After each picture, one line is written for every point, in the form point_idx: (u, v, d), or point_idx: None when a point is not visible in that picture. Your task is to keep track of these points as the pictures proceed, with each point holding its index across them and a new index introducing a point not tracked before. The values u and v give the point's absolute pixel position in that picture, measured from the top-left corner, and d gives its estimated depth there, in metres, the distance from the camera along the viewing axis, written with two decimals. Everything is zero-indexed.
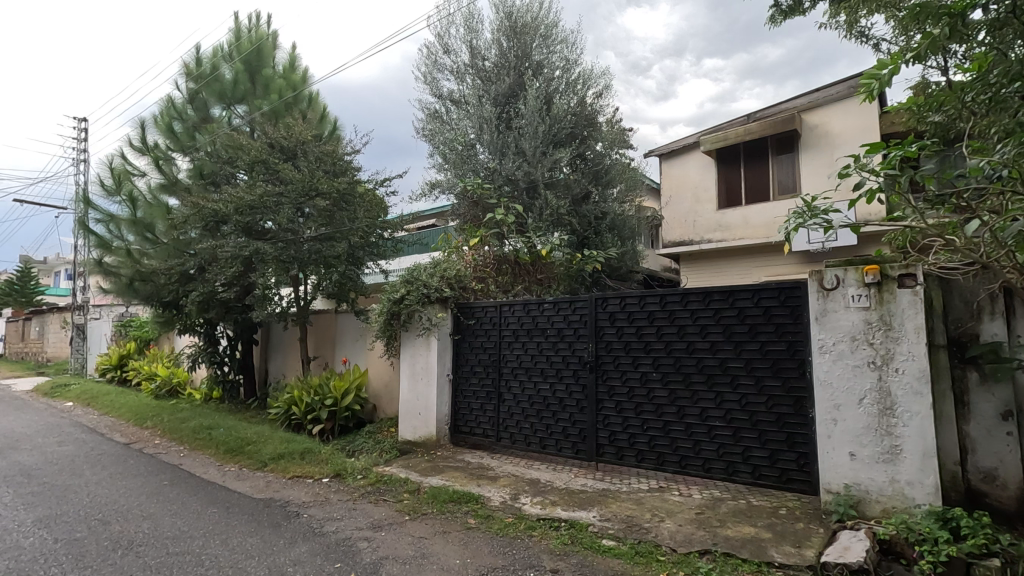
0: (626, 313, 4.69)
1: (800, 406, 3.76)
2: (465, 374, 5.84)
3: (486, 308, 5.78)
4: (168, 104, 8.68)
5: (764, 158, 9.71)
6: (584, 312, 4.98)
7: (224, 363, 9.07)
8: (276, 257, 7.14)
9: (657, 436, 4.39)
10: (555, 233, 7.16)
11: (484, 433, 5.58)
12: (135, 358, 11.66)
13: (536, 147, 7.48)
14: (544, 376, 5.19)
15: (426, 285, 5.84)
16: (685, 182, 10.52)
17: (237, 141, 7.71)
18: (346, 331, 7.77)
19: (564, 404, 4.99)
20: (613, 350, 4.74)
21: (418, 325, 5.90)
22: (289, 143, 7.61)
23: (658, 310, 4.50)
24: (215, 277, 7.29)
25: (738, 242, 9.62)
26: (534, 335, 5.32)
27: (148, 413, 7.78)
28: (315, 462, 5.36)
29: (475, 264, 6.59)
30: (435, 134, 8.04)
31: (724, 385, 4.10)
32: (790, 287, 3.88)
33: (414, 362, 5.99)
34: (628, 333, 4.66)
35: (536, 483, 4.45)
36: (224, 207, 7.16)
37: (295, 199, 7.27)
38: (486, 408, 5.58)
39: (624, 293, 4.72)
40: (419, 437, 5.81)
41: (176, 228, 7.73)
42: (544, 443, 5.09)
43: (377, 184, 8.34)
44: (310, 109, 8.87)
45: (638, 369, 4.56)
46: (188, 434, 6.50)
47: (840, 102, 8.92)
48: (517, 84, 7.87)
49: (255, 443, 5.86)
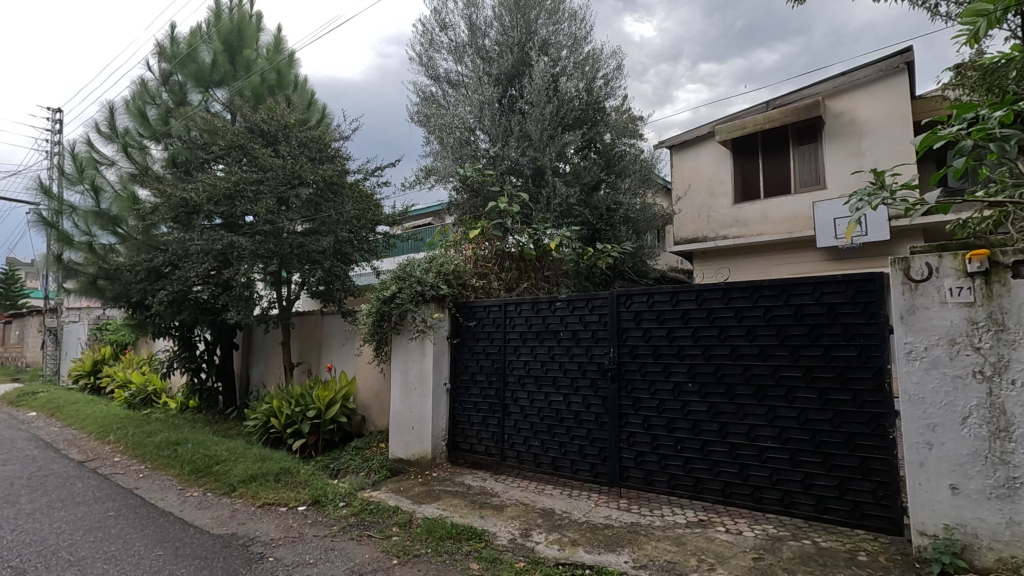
0: (654, 313, 4.00)
1: (876, 425, 3.07)
2: (465, 383, 5.13)
3: (488, 307, 5.08)
4: (141, 88, 7.99)
5: (784, 148, 9.07)
6: (603, 312, 4.29)
7: (202, 370, 8.35)
8: (253, 252, 6.43)
9: (694, 458, 3.69)
10: (564, 227, 6.49)
11: (486, 451, 4.87)
12: (110, 364, 10.92)
13: (543, 131, 6.79)
14: (556, 387, 4.48)
15: (420, 282, 5.16)
16: (697, 175, 9.85)
17: (213, 125, 7.00)
18: (332, 335, 7.05)
19: (580, 419, 4.29)
20: (638, 356, 4.04)
21: (411, 328, 5.22)
22: (268, 126, 6.88)
23: (694, 309, 3.81)
24: (185, 275, 6.54)
25: (757, 238, 8.97)
26: (544, 339, 4.63)
27: (114, 425, 7.04)
28: (292, 486, 4.64)
29: (476, 258, 5.92)
30: (431, 119, 7.35)
31: (778, 399, 3.41)
32: (860, 279, 3.19)
33: (406, 370, 5.29)
34: (657, 336, 3.96)
35: (549, 515, 3.74)
36: (195, 196, 6.42)
37: (275, 187, 6.55)
38: (489, 422, 4.88)
39: (650, 289, 4.02)
40: (413, 455, 5.10)
41: (144, 221, 6.99)
42: (557, 464, 4.39)
43: (367, 174, 7.64)
44: (296, 93, 8.16)
45: (669, 379, 3.87)
46: (152, 450, 5.76)
47: (867, 87, 8.28)
48: (521, 63, 7.18)
49: (225, 463, 5.13)
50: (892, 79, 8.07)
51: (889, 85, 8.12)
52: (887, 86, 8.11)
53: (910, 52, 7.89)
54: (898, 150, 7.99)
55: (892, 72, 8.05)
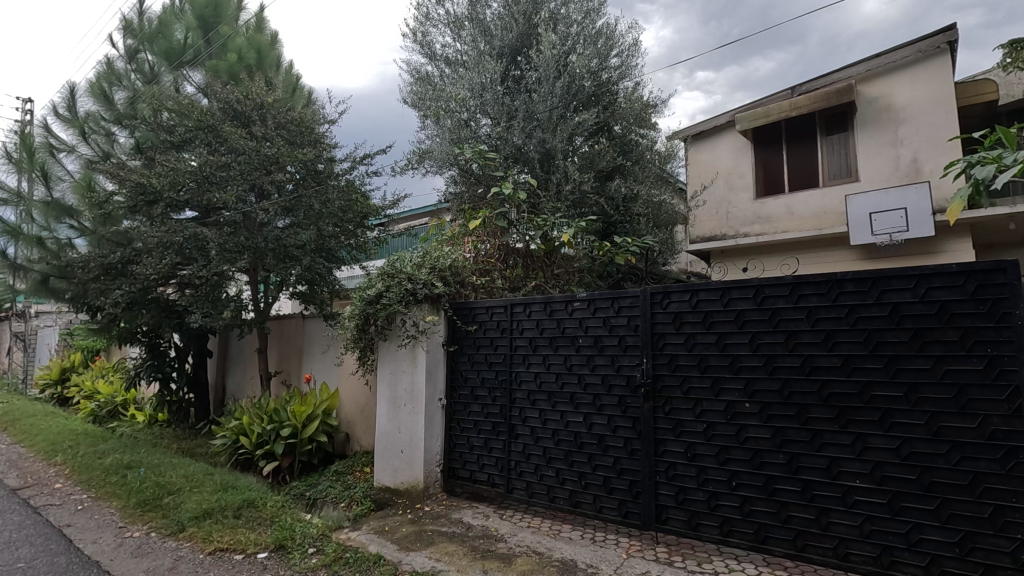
0: (699, 315, 3.22)
1: (1014, 463, 2.29)
2: (464, 399, 4.34)
3: (491, 309, 4.29)
4: (106, 68, 7.25)
5: (810, 138, 8.36)
6: (633, 313, 3.51)
7: (172, 379, 7.44)
8: (221, 246, 5.65)
9: (754, 499, 2.91)
10: (577, 218, 5.68)
11: (489, 481, 4.08)
12: (78, 371, 10.13)
13: (552, 110, 6.03)
14: (574, 405, 3.70)
15: (410, 279, 4.40)
16: (714, 168, 9.10)
17: (179, 103, 6.22)
18: (313, 341, 6.25)
19: (605, 445, 3.51)
20: (678, 370, 3.26)
21: (401, 333, 4.45)
22: (241, 105, 6.09)
23: (752, 311, 3.04)
24: (144, 273, 5.73)
25: (782, 236, 8.21)
26: (559, 347, 3.85)
27: (65, 444, 6.22)
28: (253, 526, 3.84)
29: (477, 253, 5.16)
30: (426, 100, 6.59)
31: (869, 426, 2.63)
32: (982, 271, 2.42)
33: (395, 383, 4.52)
34: (703, 344, 3.19)
35: (571, 571, 2.94)
36: (156, 181, 5.61)
37: (248, 174, 5.80)
38: (492, 446, 4.09)
39: (694, 285, 3.25)
40: (402, 484, 4.32)
41: (101, 211, 6.17)
42: (576, 499, 3.60)
43: (355, 162, 6.83)
44: (277, 74, 7.37)
45: (718, 398, 3.09)
46: (98, 476, 4.94)
47: (905, 69, 7.56)
48: (526, 37, 6.42)
49: (177, 495, 4.32)
50: (932, 61, 7.37)
51: (930, 67, 7.39)
52: (928, 68, 7.39)
53: (953, 30, 7.17)
54: (940, 138, 7.25)
55: (932, 53, 7.36)
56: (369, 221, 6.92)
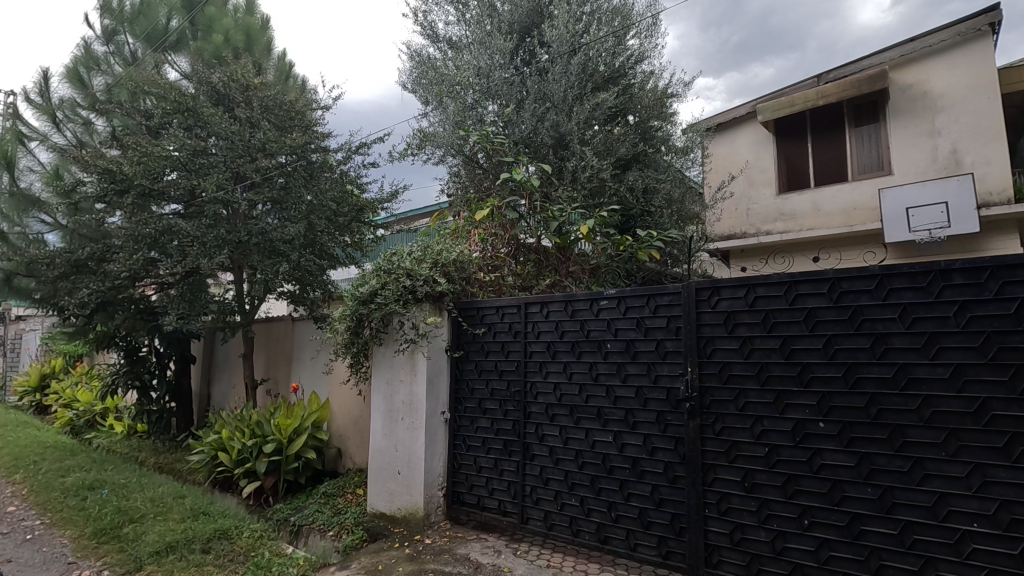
0: (757, 315, 2.67)
1: None
2: (471, 413, 3.77)
3: (502, 309, 3.73)
4: (84, 52, 6.74)
5: (837, 129, 7.83)
6: (673, 313, 2.95)
7: (152, 388, 6.84)
8: (199, 239, 5.10)
9: (834, 543, 2.36)
10: (595, 209, 5.12)
11: (500, 509, 3.52)
12: (59, 378, 9.58)
13: (566, 91, 5.49)
14: (601, 422, 3.14)
15: (410, 275, 3.86)
16: (733, 162, 8.55)
17: (153, 81, 5.64)
18: (303, 346, 5.69)
19: (640, 471, 2.95)
20: (730, 382, 2.70)
21: (398, 336, 3.92)
22: (224, 87, 5.56)
23: (826, 310, 2.48)
24: (115, 270, 5.17)
25: (809, 233, 7.67)
26: (582, 354, 3.29)
27: (31, 459, 5.65)
28: (224, 563, 3.27)
29: (483, 248, 4.62)
30: (429, 85, 6.04)
31: (988, 454, 2.08)
32: None
33: (391, 394, 3.96)
34: (762, 351, 2.63)
35: None
36: (127, 167, 5.06)
37: (231, 162, 5.29)
38: (504, 469, 3.53)
39: (751, 279, 2.70)
40: (399, 511, 3.77)
41: (70, 202, 5.61)
42: (605, 534, 3.04)
43: (350, 152, 6.24)
44: (267, 59, 6.82)
45: (784, 417, 2.53)
46: (56, 498, 4.38)
47: (941, 54, 7.05)
48: (537, 13, 5.87)
49: (140, 524, 3.76)
50: (972, 45, 6.85)
51: (969, 52, 6.87)
52: (967, 52, 6.87)
53: (995, 11, 6.65)
54: (982, 127, 6.73)
55: (972, 36, 6.85)
56: (370, 220, 6.48)
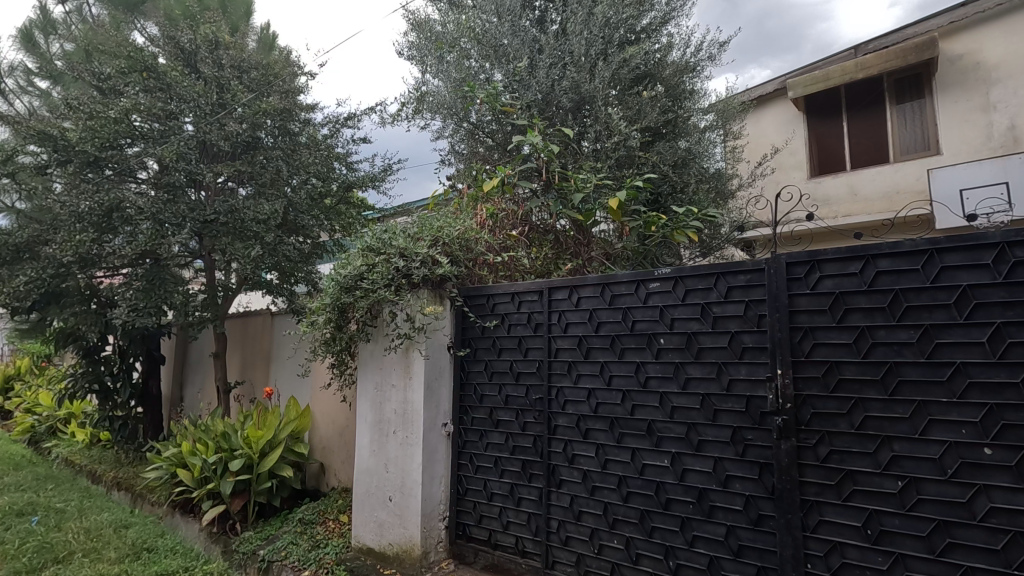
0: (882, 297, 1.93)
1: None
2: (480, 426, 3.03)
3: (518, 297, 2.99)
4: (39, 13, 6.00)
5: (876, 105, 7.11)
6: (752, 297, 2.21)
7: (113, 394, 5.96)
8: (153, 218, 4.36)
9: None
10: (620, 183, 4.41)
11: (517, 548, 2.79)
12: (25, 380, 8.86)
13: (584, 49, 4.74)
14: (652, 440, 2.41)
15: (403, 255, 3.13)
16: (760, 143, 7.83)
17: (106, 37, 4.88)
18: (281, 343, 4.94)
19: (709, 507, 2.22)
20: (841, 390, 1.97)
21: (389, 331, 3.19)
22: (190, 43, 4.79)
23: (989, 291, 1.74)
24: (58, 254, 4.43)
25: (846, 220, 6.96)
26: (625, 353, 2.56)
27: None
28: None
29: (493, 226, 3.88)
30: (428, 47, 5.28)
31: None
32: None
33: (380, 402, 3.23)
34: (890, 346, 1.89)
35: None
36: (71, 133, 4.33)
37: (197, 129, 4.56)
38: (522, 497, 2.80)
39: (869, 249, 1.96)
40: (390, 547, 3.04)
41: (12, 177, 4.88)
42: None
43: (338, 124, 5.50)
44: (246, 20, 6.05)
45: (927, 440, 1.80)
46: None
47: (997, 20, 6.32)
48: None
49: (64, 565, 3.02)
50: None
51: None
52: None
53: None
54: None
55: None
56: (365, 215, 5.89)
